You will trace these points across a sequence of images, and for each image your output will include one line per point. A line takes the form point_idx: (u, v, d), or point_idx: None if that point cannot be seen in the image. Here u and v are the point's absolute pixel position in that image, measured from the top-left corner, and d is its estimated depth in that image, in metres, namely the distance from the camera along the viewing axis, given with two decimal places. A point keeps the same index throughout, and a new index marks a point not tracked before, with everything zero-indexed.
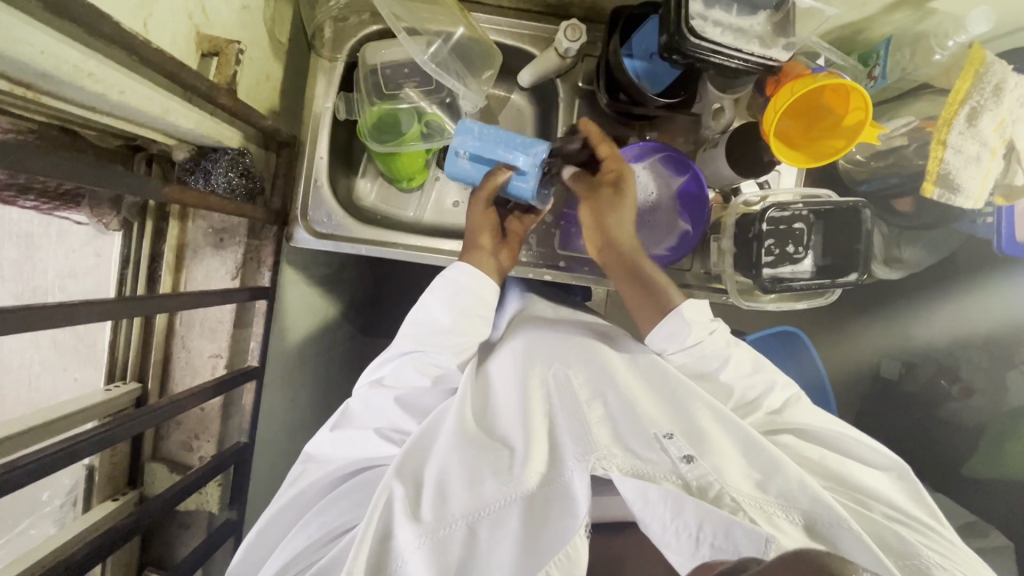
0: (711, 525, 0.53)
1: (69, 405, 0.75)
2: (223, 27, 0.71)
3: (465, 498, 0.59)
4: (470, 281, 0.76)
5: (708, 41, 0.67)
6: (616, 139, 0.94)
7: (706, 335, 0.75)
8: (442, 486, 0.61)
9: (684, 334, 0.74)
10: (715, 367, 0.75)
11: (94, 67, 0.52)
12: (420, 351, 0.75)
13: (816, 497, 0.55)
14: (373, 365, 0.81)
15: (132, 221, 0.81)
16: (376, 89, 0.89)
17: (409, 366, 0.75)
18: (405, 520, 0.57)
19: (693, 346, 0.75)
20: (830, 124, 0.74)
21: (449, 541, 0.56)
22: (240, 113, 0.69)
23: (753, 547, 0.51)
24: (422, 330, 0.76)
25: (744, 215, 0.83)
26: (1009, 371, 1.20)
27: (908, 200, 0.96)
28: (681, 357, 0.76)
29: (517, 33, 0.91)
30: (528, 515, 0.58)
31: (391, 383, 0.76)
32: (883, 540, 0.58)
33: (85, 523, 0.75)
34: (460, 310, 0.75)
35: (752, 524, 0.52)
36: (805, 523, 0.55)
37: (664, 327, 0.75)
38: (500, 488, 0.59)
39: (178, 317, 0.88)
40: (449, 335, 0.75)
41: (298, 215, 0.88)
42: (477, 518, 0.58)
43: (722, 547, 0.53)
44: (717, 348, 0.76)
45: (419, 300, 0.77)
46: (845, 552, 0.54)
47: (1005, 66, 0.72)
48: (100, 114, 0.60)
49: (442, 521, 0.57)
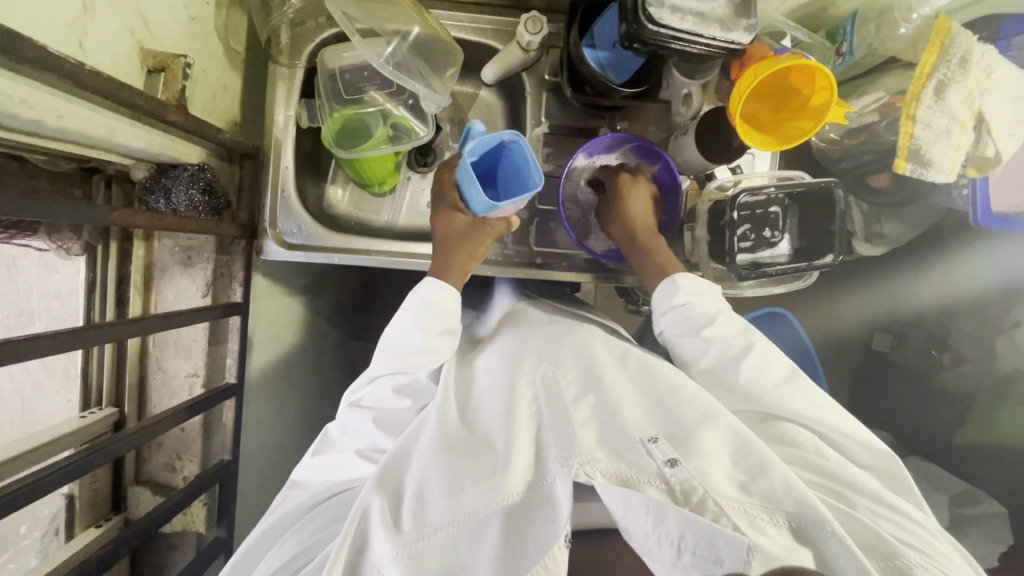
0: (693, 534, 0.53)
1: (41, 436, 0.73)
2: (170, 39, 0.69)
3: (444, 507, 0.59)
4: (444, 300, 0.74)
5: (667, 28, 0.66)
6: (587, 131, 0.92)
7: (697, 299, 0.76)
8: (422, 492, 0.61)
9: (675, 294, 0.76)
10: (701, 326, 0.75)
11: (27, 93, 0.50)
12: (399, 371, 0.72)
13: (801, 501, 0.57)
14: (354, 383, 0.77)
15: (95, 244, 0.79)
16: (337, 94, 0.86)
17: (386, 386, 0.72)
18: (382, 531, 0.57)
19: (681, 309, 0.76)
20: (797, 106, 0.72)
21: (427, 552, 0.56)
22: (194, 128, 0.67)
23: (735, 557, 0.52)
24: (396, 350, 0.73)
25: (715, 202, 0.82)
26: (998, 337, 1.19)
27: (884, 176, 0.94)
28: (677, 324, 0.77)
29: (477, 28, 0.89)
30: (507, 526, 0.58)
31: (369, 404, 0.73)
32: (867, 541, 0.58)
33: (69, 551, 0.74)
34: (432, 326, 0.73)
35: (736, 534, 0.52)
36: (791, 526, 0.57)
37: (660, 288, 0.78)
38: (479, 496, 0.59)
39: (151, 339, 0.86)
40: (422, 353, 0.72)
41: (267, 226, 0.86)
42: (458, 527, 0.57)
43: (704, 556, 0.53)
44: (704, 310, 0.76)
45: (391, 320, 0.75)
46: (833, 565, 0.55)
47: (971, 36, 0.70)
48: (45, 138, 0.58)
49: (422, 531, 0.57)
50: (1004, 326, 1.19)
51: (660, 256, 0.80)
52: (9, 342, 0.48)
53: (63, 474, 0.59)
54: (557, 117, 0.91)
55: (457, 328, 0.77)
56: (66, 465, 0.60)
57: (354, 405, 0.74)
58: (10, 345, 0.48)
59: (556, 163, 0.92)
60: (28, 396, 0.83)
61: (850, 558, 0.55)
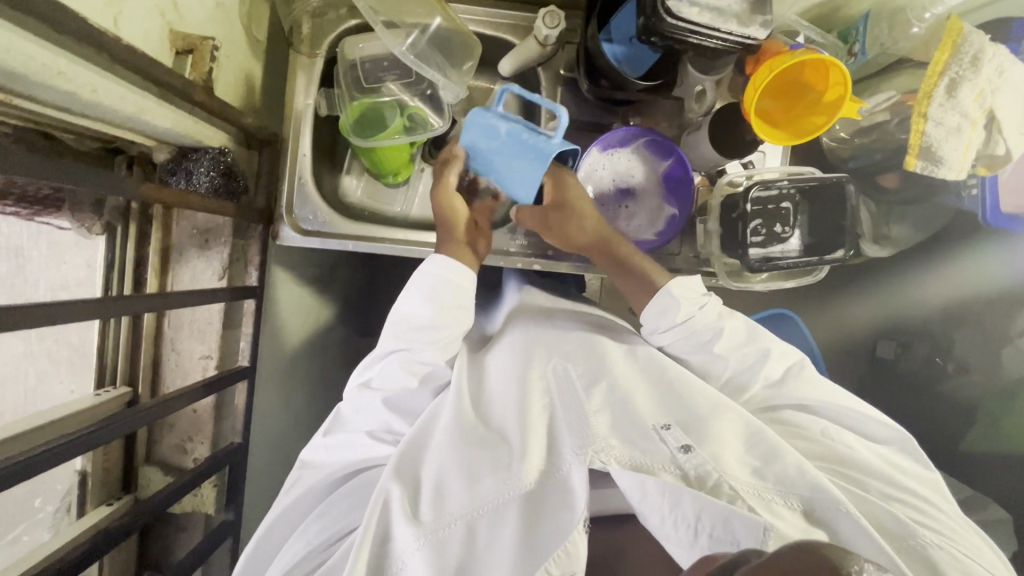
0: (708, 516, 0.54)
1: (59, 410, 0.74)
2: (198, 24, 0.71)
3: (464, 497, 0.59)
4: (451, 275, 0.72)
5: (685, 21, 0.67)
6: (600, 126, 0.94)
7: (697, 310, 0.74)
8: (440, 483, 0.61)
9: (674, 311, 0.73)
10: (708, 340, 0.74)
11: (64, 66, 0.51)
12: (404, 348, 0.73)
13: (816, 484, 0.57)
14: (364, 363, 0.78)
15: (116, 224, 0.81)
16: (357, 84, 0.88)
17: (394, 364, 0.72)
18: (404, 521, 0.57)
19: (685, 324, 0.73)
20: (810, 102, 0.74)
21: (449, 540, 0.57)
22: (219, 110, 0.69)
23: (752, 538, 0.52)
24: (405, 325, 0.73)
25: (728, 196, 0.83)
26: (1004, 348, 1.17)
27: (893, 175, 0.95)
28: (677, 332, 0.74)
29: (495, 22, 0.91)
30: (526, 512, 0.58)
31: (377, 385, 0.74)
32: (882, 524, 0.59)
33: (82, 526, 0.75)
34: (438, 301, 0.72)
35: (751, 514, 0.53)
36: (803, 508, 0.57)
37: (654, 305, 0.74)
38: (498, 485, 0.59)
39: (167, 320, 0.88)
40: (430, 329, 0.72)
41: (283, 212, 0.87)
42: (477, 515, 0.58)
43: (720, 538, 0.53)
44: (708, 322, 0.74)
45: (399, 296, 0.75)
46: (845, 540, 0.56)
47: (983, 36, 0.72)
48: (76, 115, 0.60)
49: (442, 521, 0.57)
50: (1009, 336, 1.17)
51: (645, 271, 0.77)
52: (39, 305, 0.49)
53: (83, 443, 0.60)
54: (571, 111, 0.92)
55: (469, 305, 0.75)
56: (84, 435, 0.61)
57: (363, 385, 0.75)
58: (40, 308, 0.49)
59: None
60: (32, 386, 0.80)
61: (865, 538, 0.55)
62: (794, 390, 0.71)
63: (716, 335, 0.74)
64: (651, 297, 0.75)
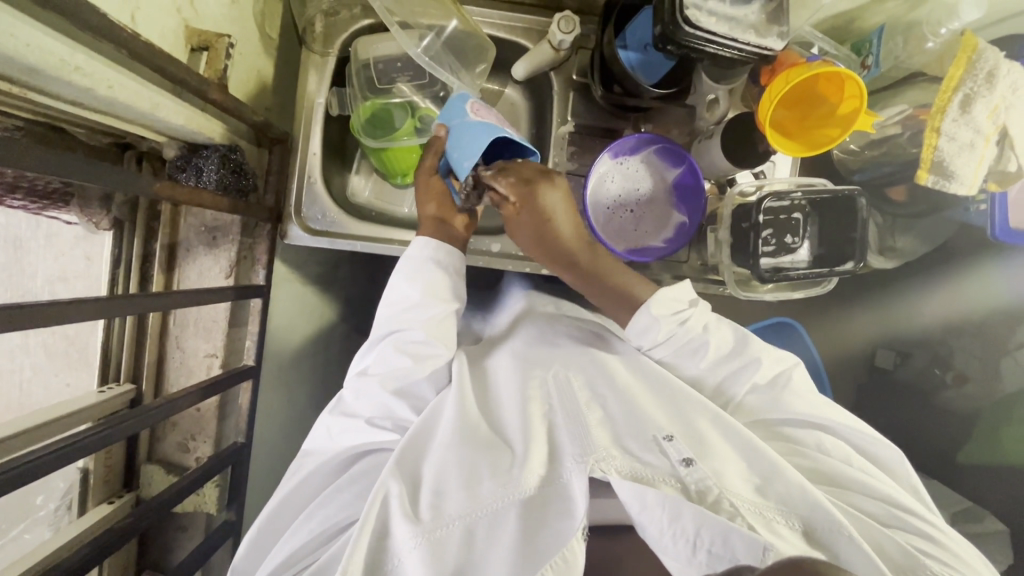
0: (708, 531, 0.53)
1: (64, 406, 0.73)
2: (212, 20, 0.70)
3: (462, 499, 0.58)
4: (436, 255, 0.72)
5: (703, 30, 0.67)
6: (610, 131, 0.93)
7: (678, 327, 0.69)
8: (439, 484, 0.60)
9: (655, 330, 0.68)
10: (697, 351, 0.71)
11: (80, 60, 0.51)
12: (397, 331, 0.71)
13: (816, 505, 0.56)
14: (360, 353, 0.77)
15: (123, 220, 0.81)
16: (369, 85, 0.87)
17: (390, 348, 0.71)
18: (402, 520, 0.56)
19: (666, 341, 0.70)
20: (826, 113, 0.74)
21: (447, 541, 0.55)
22: (231, 109, 0.68)
23: (749, 555, 0.51)
24: (396, 310, 0.72)
25: (740, 205, 0.83)
26: (1002, 357, 1.16)
27: (902, 188, 0.96)
28: (659, 350, 0.70)
29: (509, 25, 0.90)
30: (525, 517, 0.57)
31: (375, 371, 0.72)
32: (884, 551, 0.57)
33: (83, 525, 0.74)
34: (428, 283, 0.71)
35: (750, 531, 0.52)
36: (803, 529, 0.56)
37: (634, 324, 0.69)
38: (498, 488, 0.58)
39: (172, 317, 0.87)
40: (421, 309, 0.71)
41: (292, 211, 0.86)
42: (475, 518, 0.57)
43: (719, 554, 0.53)
44: (694, 334, 0.70)
45: (388, 283, 0.74)
46: (844, 559, 0.54)
47: (997, 53, 0.73)
48: (87, 111, 0.59)
49: (440, 521, 0.56)
50: (1008, 348, 1.15)
51: (628, 285, 0.71)
52: (53, 305, 0.49)
53: (88, 443, 0.59)
54: (583, 116, 0.92)
55: (460, 281, 0.75)
56: (90, 436, 0.60)
57: (361, 373, 0.73)
58: (53, 308, 0.49)
59: (580, 162, 0.93)
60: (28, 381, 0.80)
61: (862, 557, 0.54)
62: (784, 401, 0.70)
63: (701, 347, 0.71)
64: (632, 314, 0.70)
